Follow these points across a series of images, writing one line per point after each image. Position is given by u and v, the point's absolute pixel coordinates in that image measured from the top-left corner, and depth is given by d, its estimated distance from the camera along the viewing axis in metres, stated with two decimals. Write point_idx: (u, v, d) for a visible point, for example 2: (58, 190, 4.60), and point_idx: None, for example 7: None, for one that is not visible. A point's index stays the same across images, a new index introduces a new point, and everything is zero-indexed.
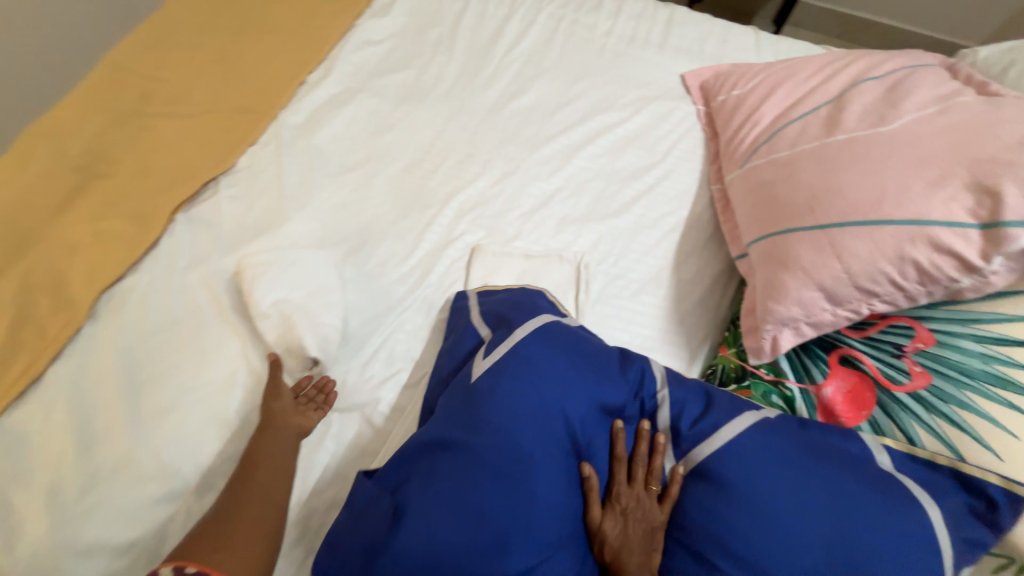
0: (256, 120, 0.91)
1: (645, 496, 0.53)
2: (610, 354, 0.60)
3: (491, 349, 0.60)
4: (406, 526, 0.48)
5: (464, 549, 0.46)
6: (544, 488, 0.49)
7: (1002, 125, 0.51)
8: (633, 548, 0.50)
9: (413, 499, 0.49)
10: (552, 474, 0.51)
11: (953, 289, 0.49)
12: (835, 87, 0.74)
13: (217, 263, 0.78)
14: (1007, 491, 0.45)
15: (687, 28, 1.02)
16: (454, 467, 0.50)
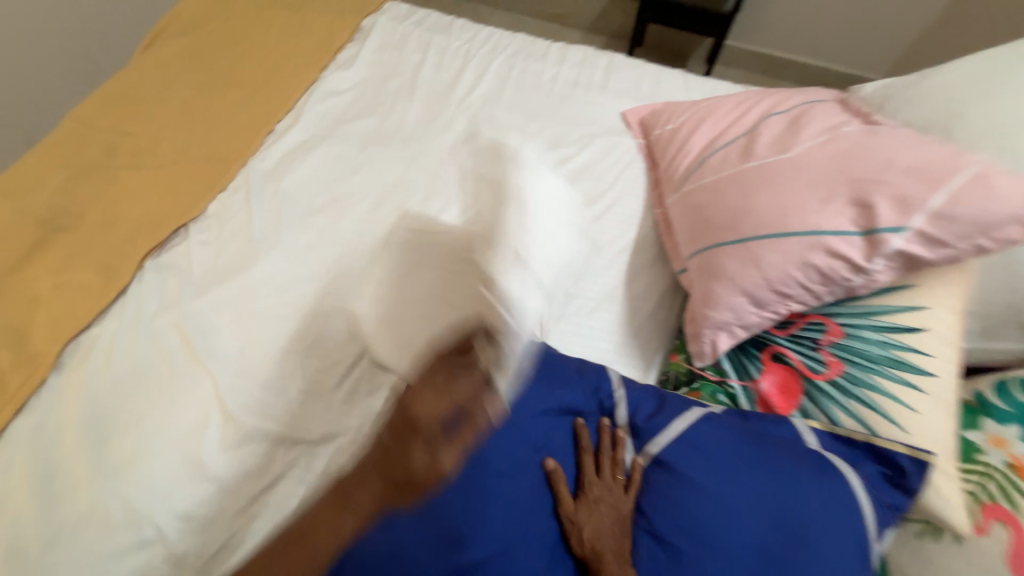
0: (224, 169, 0.95)
1: (613, 485, 0.57)
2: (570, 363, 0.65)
3: None
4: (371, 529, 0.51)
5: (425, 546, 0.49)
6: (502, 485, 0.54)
7: (874, 150, 0.61)
8: (605, 536, 0.53)
9: None
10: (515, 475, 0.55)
11: (849, 287, 0.57)
12: (749, 121, 0.85)
13: (187, 306, 0.80)
14: (913, 457, 0.52)
15: (624, 72, 1.14)
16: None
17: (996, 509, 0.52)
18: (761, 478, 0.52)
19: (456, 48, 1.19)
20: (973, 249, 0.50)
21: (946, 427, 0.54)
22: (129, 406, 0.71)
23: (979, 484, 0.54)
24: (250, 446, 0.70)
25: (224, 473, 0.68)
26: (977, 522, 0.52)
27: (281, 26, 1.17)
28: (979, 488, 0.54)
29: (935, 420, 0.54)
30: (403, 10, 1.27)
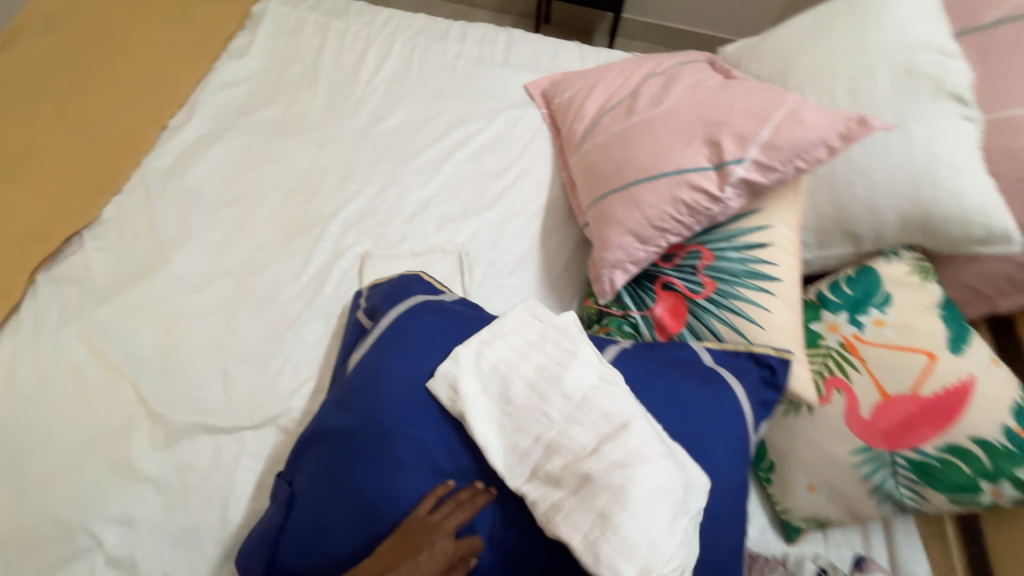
0: (116, 171, 0.90)
1: None
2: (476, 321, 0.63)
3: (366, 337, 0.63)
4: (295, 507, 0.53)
5: (341, 519, 0.51)
6: (408, 455, 0.52)
7: (723, 97, 0.71)
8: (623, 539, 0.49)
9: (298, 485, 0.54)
10: (423, 443, 0.53)
11: (711, 216, 0.67)
12: (632, 84, 0.94)
13: (93, 315, 0.76)
14: (779, 357, 0.62)
15: (524, 47, 1.20)
16: (329, 451, 0.54)
17: (835, 380, 0.65)
18: (662, 395, 0.58)
19: (356, 31, 1.19)
20: (796, 170, 0.61)
21: (795, 321, 0.65)
22: (40, 423, 0.68)
23: (823, 361, 0.67)
24: (183, 442, 0.70)
25: (158, 472, 0.68)
26: (823, 394, 0.65)
27: (161, 17, 1.11)
28: (823, 365, 0.66)
29: (787, 317, 0.65)
30: None
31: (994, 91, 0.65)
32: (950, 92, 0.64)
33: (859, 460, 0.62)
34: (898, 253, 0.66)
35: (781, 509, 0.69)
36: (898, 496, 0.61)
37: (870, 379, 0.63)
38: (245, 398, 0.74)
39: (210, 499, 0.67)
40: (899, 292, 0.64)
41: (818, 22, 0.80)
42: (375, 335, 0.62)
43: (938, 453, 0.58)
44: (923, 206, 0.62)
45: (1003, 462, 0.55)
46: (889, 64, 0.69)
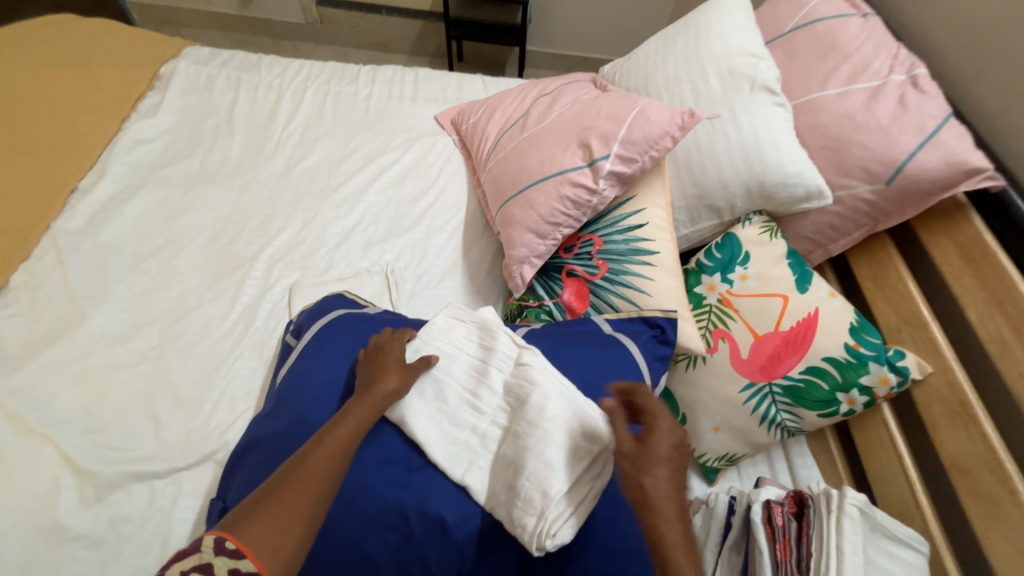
0: (23, 237, 0.90)
1: (676, 448, 0.48)
2: (394, 323, 0.69)
3: (293, 354, 0.68)
4: None
5: None
6: None
7: (591, 106, 0.83)
8: (679, 495, 0.46)
9: (233, 500, 0.56)
10: None
11: (594, 206, 0.77)
12: (525, 105, 1.06)
13: (5, 382, 0.74)
14: (666, 315, 0.72)
15: (431, 83, 1.31)
16: (260, 458, 0.57)
17: (719, 332, 0.76)
18: (567, 360, 0.65)
19: (268, 82, 1.25)
20: (652, 158, 0.73)
21: (677, 286, 0.76)
22: None
23: (707, 317, 0.77)
24: (115, 494, 0.69)
25: (90, 527, 0.66)
26: (710, 344, 0.76)
27: (63, 85, 1.12)
28: (707, 321, 0.77)
29: (670, 284, 0.75)
30: (204, 56, 1.30)
31: (795, 82, 0.80)
32: (761, 85, 0.78)
33: (745, 395, 0.72)
34: (750, 218, 0.79)
35: (698, 455, 0.77)
36: (782, 420, 0.71)
37: (744, 325, 0.74)
38: (179, 440, 0.74)
39: (148, 546, 0.66)
40: (755, 250, 0.77)
41: (665, 41, 0.96)
42: (301, 350, 0.67)
43: (801, 375, 0.69)
44: (757, 176, 0.75)
45: (849, 372, 0.66)
46: (716, 68, 0.83)
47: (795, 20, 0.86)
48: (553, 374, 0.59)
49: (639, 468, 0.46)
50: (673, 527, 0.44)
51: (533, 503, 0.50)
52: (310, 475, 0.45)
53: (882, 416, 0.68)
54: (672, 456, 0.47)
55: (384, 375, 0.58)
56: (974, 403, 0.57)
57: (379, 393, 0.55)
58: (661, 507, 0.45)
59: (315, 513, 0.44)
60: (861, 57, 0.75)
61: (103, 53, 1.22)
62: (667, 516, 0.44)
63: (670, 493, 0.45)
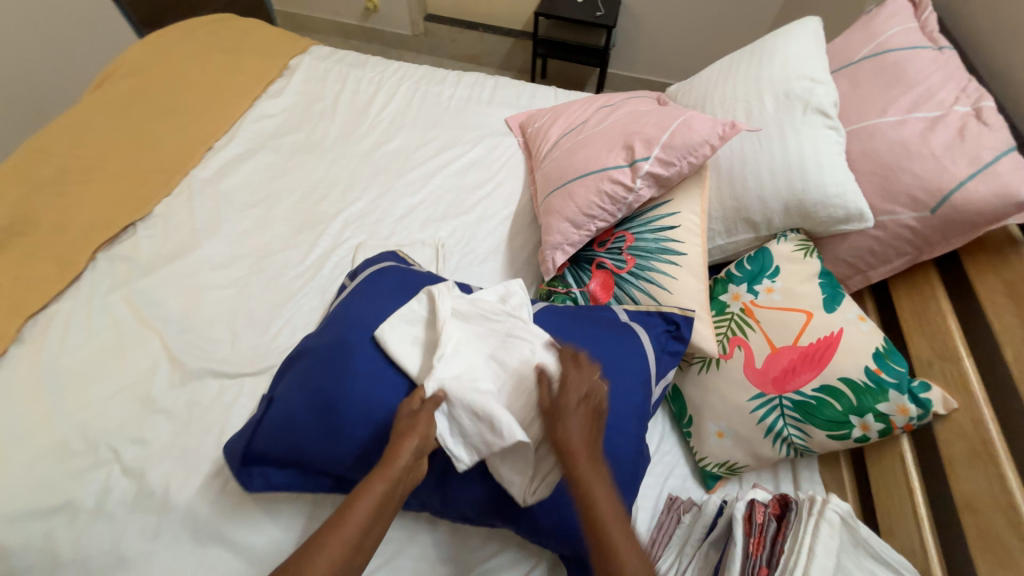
0: (168, 178, 1.13)
1: (581, 403, 0.56)
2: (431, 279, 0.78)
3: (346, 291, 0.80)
4: (274, 409, 0.66)
5: (307, 413, 0.63)
6: (361, 365, 0.65)
7: (642, 115, 0.90)
8: (589, 441, 0.54)
9: (278, 393, 0.67)
10: (371, 356, 0.66)
11: (630, 204, 0.83)
12: (585, 114, 1.14)
13: (136, 283, 0.95)
14: (683, 313, 0.75)
15: (508, 90, 1.44)
16: (306, 364, 0.68)
17: (737, 339, 0.77)
18: (575, 336, 0.70)
19: (370, 78, 1.45)
20: (690, 164, 0.78)
21: (700, 289, 0.78)
22: (84, 361, 0.84)
23: (726, 324, 0.79)
24: (193, 383, 0.84)
25: (171, 404, 0.81)
26: (726, 350, 0.77)
27: (216, 66, 1.39)
28: (727, 328, 0.78)
29: (693, 286, 0.78)
30: (325, 53, 1.54)
31: (854, 109, 0.81)
32: (814, 108, 0.80)
33: (754, 404, 0.72)
34: (786, 235, 0.80)
35: (699, 458, 0.78)
36: (788, 435, 0.71)
37: (762, 336, 0.74)
38: (248, 351, 0.89)
39: (208, 428, 0.79)
40: (786, 266, 0.77)
41: (729, 64, 1.00)
42: (352, 288, 0.79)
43: (814, 393, 0.69)
44: (797, 194, 0.77)
45: (865, 397, 0.65)
46: (773, 90, 0.86)
47: (866, 50, 0.87)
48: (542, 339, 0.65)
49: (554, 417, 0.55)
50: (583, 462, 0.52)
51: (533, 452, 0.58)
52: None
53: (898, 449, 0.65)
54: (582, 405, 0.56)
55: (401, 438, 0.55)
56: (996, 442, 0.55)
57: (393, 469, 0.52)
58: (578, 453, 0.52)
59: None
60: (927, 88, 0.74)
61: (249, 45, 1.49)
62: (578, 455, 0.52)
63: (581, 438, 0.53)
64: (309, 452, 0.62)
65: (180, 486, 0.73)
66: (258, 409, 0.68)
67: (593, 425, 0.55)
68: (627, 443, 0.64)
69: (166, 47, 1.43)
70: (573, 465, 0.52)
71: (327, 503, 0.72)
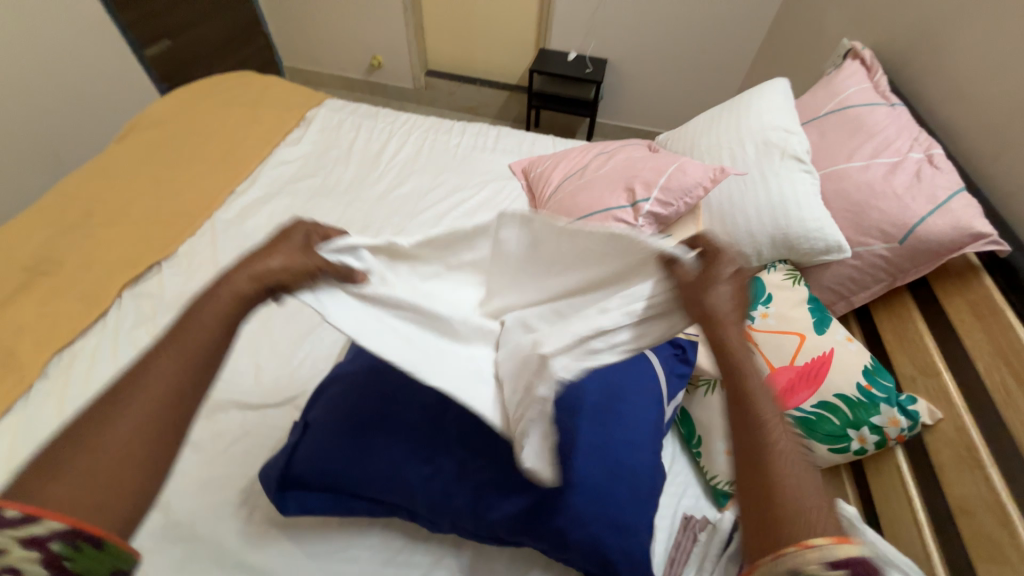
0: (193, 220, 1.20)
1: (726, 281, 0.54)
2: None
3: None
4: (309, 432, 0.68)
5: (340, 434, 0.66)
6: (391, 389, 0.70)
7: (639, 162, 1.00)
8: (733, 318, 0.53)
9: (313, 416, 0.70)
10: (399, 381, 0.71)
11: None
12: (584, 159, 1.25)
13: (161, 319, 0.98)
14: (689, 338, 0.83)
15: (510, 138, 1.56)
16: (338, 388, 0.72)
17: None
18: None
19: (382, 128, 1.56)
20: (685, 204, 0.88)
21: None
22: None
23: None
24: (218, 415, 0.86)
25: (196, 435, 0.83)
26: None
27: (238, 117, 1.50)
28: None
29: None
30: (339, 106, 1.67)
31: (824, 156, 0.92)
32: (791, 154, 0.91)
33: None
34: (775, 266, 0.89)
35: (711, 476, 0.82)
36: None
37: (762, 358, 0.81)
38: (271, 382, 0.91)
39: (233, 460, 0.81)
40: (777, 293, 0.85)
41: (712, 116, 1.13)
42: None
43: (813, 408, 0.74)
44: (781, 229, 0.86)
45: (859, 411, 0.70)
46: (753, 139, 0.97)
47: (830, 105, 1.00)
48: (623, 234, 0.55)
49: (701, 291, 0.52)
50: (733, 332, 0.52)
51: (648, 326, 0.54)
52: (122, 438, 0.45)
53: (895, 460, 0.70)
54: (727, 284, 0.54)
55: (256, 266, 0.54)
56: (979, 447, 0.60)
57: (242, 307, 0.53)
58: (727, 325, 0.52)
59: (161, 430, 0.45)
60: (885, 138, 0.86)
61: (270, 98, 1.61)
62: (727, 326, 0.52)
63: (730, 311, 0.53)
64: (343, 474, 0.65)
65: (206, 518, 0.73)
66: (293, 433, 0.70)
67: (738, 300, 0.54)
68: (644, 459, 0.68)
69: (191, 100, 1.54)
70: (715, 333, 0.52)
71: (354, 531, 0.73)
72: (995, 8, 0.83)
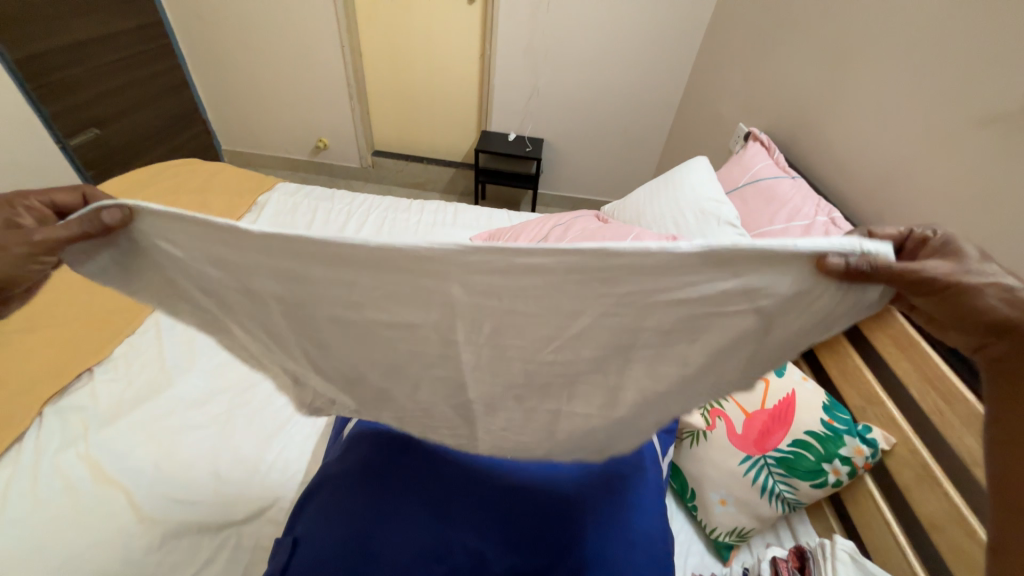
0: (135, 317, 1.10)
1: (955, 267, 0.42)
2: None
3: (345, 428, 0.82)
4: (300, 550, 0.61)
5: (337, 545, 0.60)
6: (387, 498, 0.65)
7: (597, 233, 1.11)
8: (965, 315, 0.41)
9: (304, 529, 0.64)
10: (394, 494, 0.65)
11: None
12: (543, 229, 1.35)
13: (95, 436, 0.85)
14: None
15: (468, 213, 1.65)
16: (329, 493, 0.67)
17: (715, 410, 0.89)
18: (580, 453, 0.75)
19: (340, 209, 1.58)
20: None
21: None
22: (22, 541, 0.70)
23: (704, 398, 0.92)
24: (173, 543, 0.75)
25: (142, 574, 0.70)
26: (709, 421, 0.88)
27: (182, 205, 1.44)
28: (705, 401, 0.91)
29: None
30: (293, 188, 1.67)
31: (751, 219, 1.08)
32: (725, 221, 1.05)
33: (744, 467, 0.82)
34: None
35: (711, 530, 0.84)
36: (780, 491, 0.80)
37: (735, 406, 0.88)
38: (236, 493, 0.82)
39: None
40: None
41: (651, 190, 1.29)
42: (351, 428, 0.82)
43: (790, 447, 0.80)
44: None
45: (829, 444, 0.76)
46: (691, 208, 1.12)
47: (745, 178, 1.19)
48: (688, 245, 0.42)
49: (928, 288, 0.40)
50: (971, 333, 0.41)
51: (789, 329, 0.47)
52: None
53: (865, 484, 0.77)
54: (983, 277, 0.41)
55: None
56: (932, 465, 0.68)
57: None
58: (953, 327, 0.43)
59: None
60: (795, 205, 1.03)
61: (218, 184, 1.58)
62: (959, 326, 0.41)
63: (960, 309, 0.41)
64: None
65: None
66: (280, 554, 0.63)
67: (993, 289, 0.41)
68: (653, 522, 0.69)
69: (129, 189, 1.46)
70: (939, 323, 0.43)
71: None
72: (854, 104, 1.07)
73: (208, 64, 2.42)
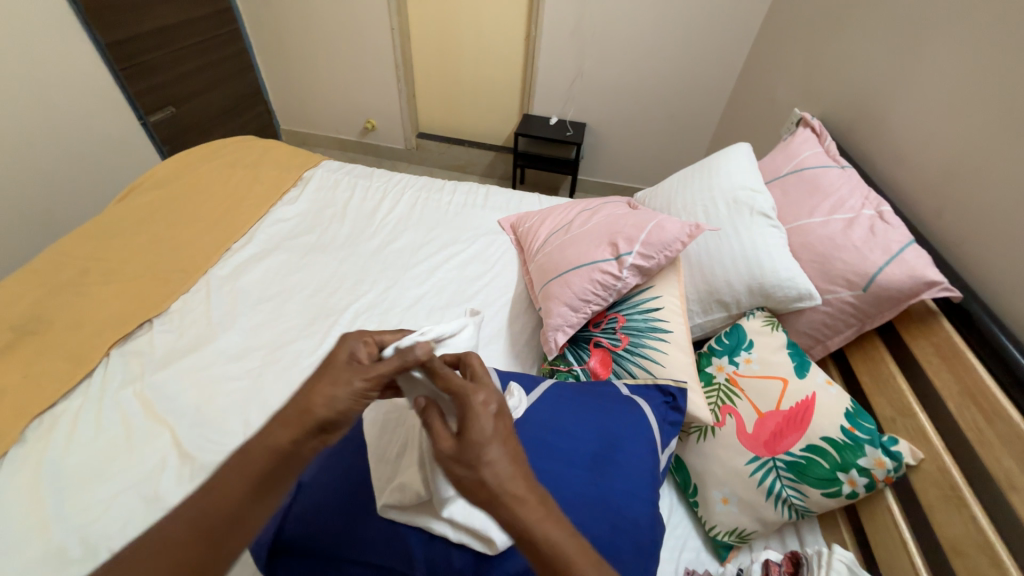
0: (188, 276, 1.21)
1: (479, 441, 0.51)
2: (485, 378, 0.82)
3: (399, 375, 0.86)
4: (304, 494, 0.66)
5: (337, 492, 0.65)
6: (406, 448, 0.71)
7: (620, 219, 1.08)
8: (508, 487, 0.49)
9: (310, 475, 0.68)
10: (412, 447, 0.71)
11: (620, 288, 0.98)
12: (568, 213, 1.34)
13: (149, 378, 0.97)
14: (677, 384, 0.84)
15: (499, 196, 1.66)
16: (337, 446, 0.71)
17: (726, 408, 0.85)
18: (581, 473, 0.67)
19: (377, 187, 1.65)
20: (666, 258, 0.96)
21: (688, 362, 0.89)
22: (86, 463, 0.83)
23: (716, 394, 0.88)
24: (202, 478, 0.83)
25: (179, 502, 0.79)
26: (719, 418, 0.85)
27: (237, 178, 1.56)
28: (716, 397, 0.88)
29: (681, 359, 0.89)
30: (335, 166, 1.76)
31: (790, 211, 1.01)
32: (758, 211, 0.99)
33: (751, 467, 0.79)
34: (754, 313, 0.94)
35: (710, 528, 0.82)
36: (788, 496, 0.76)
37: (748, 403, 0.83)
38: None
39: None
40: (758, 338, 0.89)
41: (684, 176, 1.24)
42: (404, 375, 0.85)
43: (803, 452, 0.75)
44: (756, 278, 0.92)
45: (846, 453, 0.71)
46: (724, 197, 1.06)
47: (789, 166, 1.11)
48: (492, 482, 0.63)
49: (467, 464, 0.50)
50: (526, 502, 0.48)
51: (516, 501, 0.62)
52: (228, 520, 0.50)
53: (885, 502, 0.72)
54: (492, 460, 0.50)
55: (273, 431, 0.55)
56: (960, 485, 0.62)
57: (283, 443, 0.54)
58: (507, 488, 0.49)
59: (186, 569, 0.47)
60: (839, 196, 0.95)
61: (269, 160, 1.70)
62: (517, 496, 0.48)
63: (508, 471, 0.50)
64: (332, 546, 0.61)
65: None
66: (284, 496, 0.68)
67: (513, 454, 0.52)
68: (645, 509, 0.67)
69: (193, 161, 1.61)
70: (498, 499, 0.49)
71: None
72: (922, 86, 0.96)
73: (269, 47, 2.57)
